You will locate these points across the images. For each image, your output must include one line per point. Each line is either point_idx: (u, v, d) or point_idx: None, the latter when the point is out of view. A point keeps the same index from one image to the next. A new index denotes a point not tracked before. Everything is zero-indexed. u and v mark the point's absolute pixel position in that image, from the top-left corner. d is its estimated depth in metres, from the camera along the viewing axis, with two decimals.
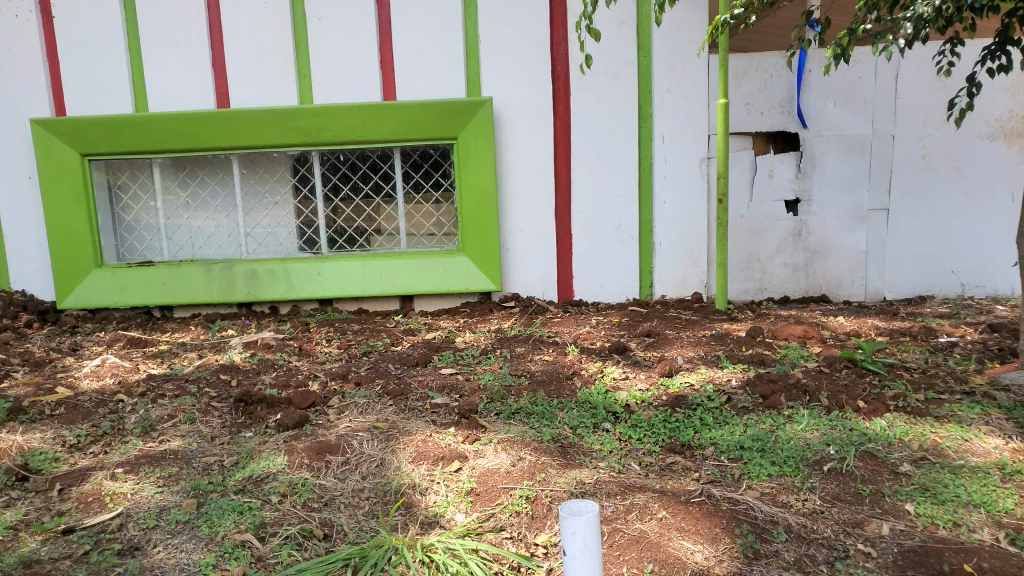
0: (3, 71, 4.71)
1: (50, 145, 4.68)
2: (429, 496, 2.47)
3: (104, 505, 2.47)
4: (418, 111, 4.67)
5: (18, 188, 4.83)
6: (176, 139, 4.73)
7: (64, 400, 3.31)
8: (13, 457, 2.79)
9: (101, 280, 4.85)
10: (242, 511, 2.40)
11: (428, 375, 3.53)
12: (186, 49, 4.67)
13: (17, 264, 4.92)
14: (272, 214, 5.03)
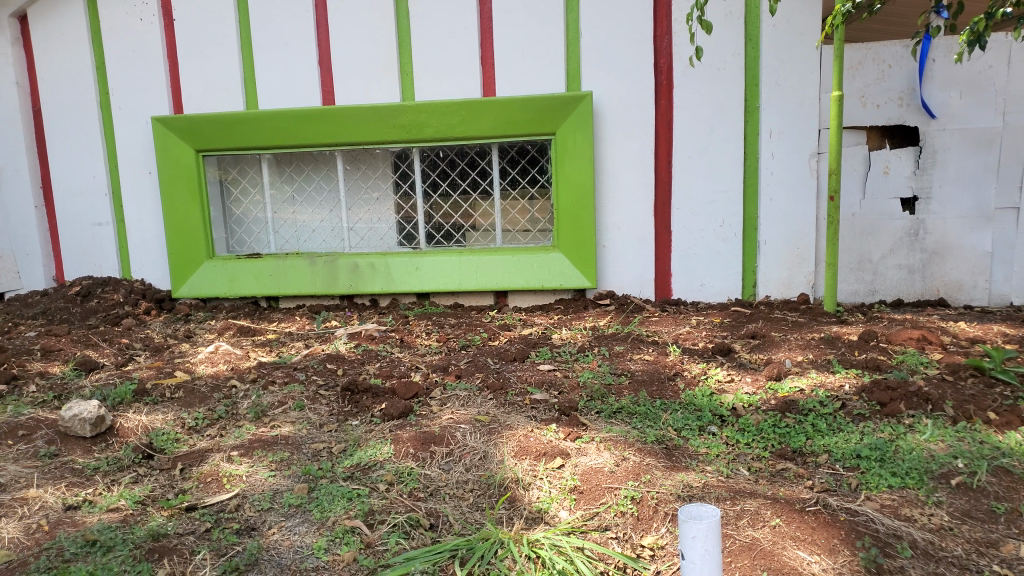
0: (128, 72, 5.00)
1: (168, 141, 4.94)
2: (533, 491, 2.47)
3: (222, 486, 2.59)
4: (516, 107, 4.67)
5: (139, 183, 5.11)
6: (284, 136, 4.91)
7: (183, 384, 3.49)
8: (140, 436, 2.95)
9: (213, 271, 5.09)
10: (352, 498, 2.46)
11: (527, 371, 3.52)
12: (296, 48, 4.83)
13: (138, 254, 5.22)
14: (373, 209, 5.14)
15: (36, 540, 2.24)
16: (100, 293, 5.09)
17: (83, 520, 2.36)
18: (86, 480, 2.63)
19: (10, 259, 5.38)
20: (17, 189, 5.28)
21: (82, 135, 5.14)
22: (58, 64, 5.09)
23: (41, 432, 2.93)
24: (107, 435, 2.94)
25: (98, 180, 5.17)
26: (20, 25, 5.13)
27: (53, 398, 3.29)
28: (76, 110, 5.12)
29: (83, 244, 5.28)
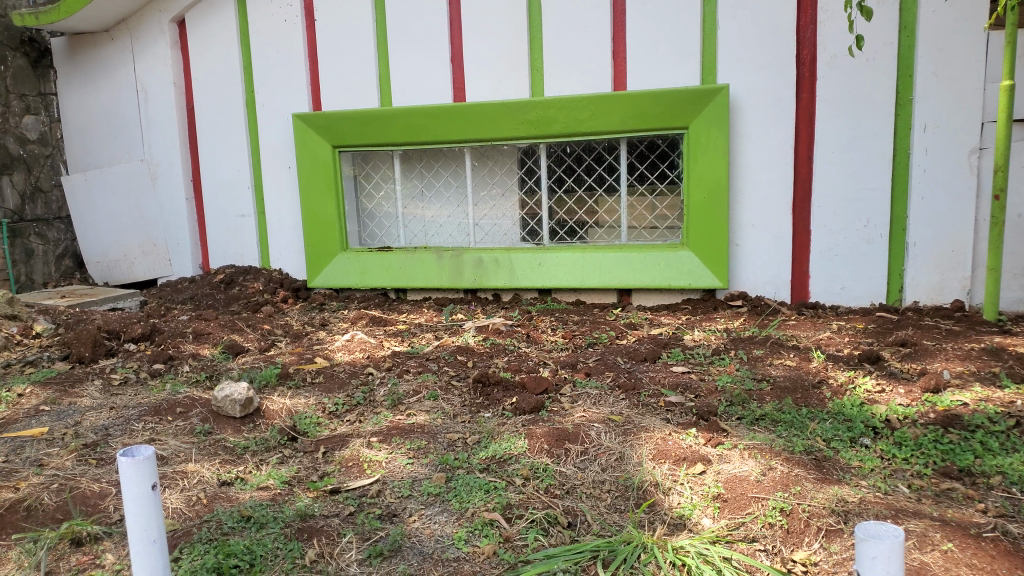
0: (273, 72, 5.25)
1: (308, 137, 5.15)
2: (673, 496, 2.39)
3: (363, 471, 2.65)
4: (647, 101, 4.57)
5: (280, 177, 5.35)
6: (416, 132, 5.01)
7: (322, 370, 3.62)
8: (284, 418, 3.07)
9: (346, 263, 5.26)
10: (489, 490, 2.47)
11: (659, 372, 3.43)
12: (431, 46, 4.92)
13: (277, 245, 5.47)
14: (499, 205, 5.15)
15: (196, 511, 2.37)
16: (242, 281, 5.37)
17: (237, 496, 2.48)
18: (238, 457, 2.76)
19: (164, 248, 5.77)
20: (171, 183, 5.65)
21: (230, 130, 5.44)
22: (211, 64, 5.41)
23: (197, 409, 3.10)
24: (255, 415, 3.08)
25: (242, 173, 5.45)
26: (178, 28, 5.49)
27: (205, 377, 3.47)
28: (226, 107, 5.42)
29: (228, 234, 5.59)
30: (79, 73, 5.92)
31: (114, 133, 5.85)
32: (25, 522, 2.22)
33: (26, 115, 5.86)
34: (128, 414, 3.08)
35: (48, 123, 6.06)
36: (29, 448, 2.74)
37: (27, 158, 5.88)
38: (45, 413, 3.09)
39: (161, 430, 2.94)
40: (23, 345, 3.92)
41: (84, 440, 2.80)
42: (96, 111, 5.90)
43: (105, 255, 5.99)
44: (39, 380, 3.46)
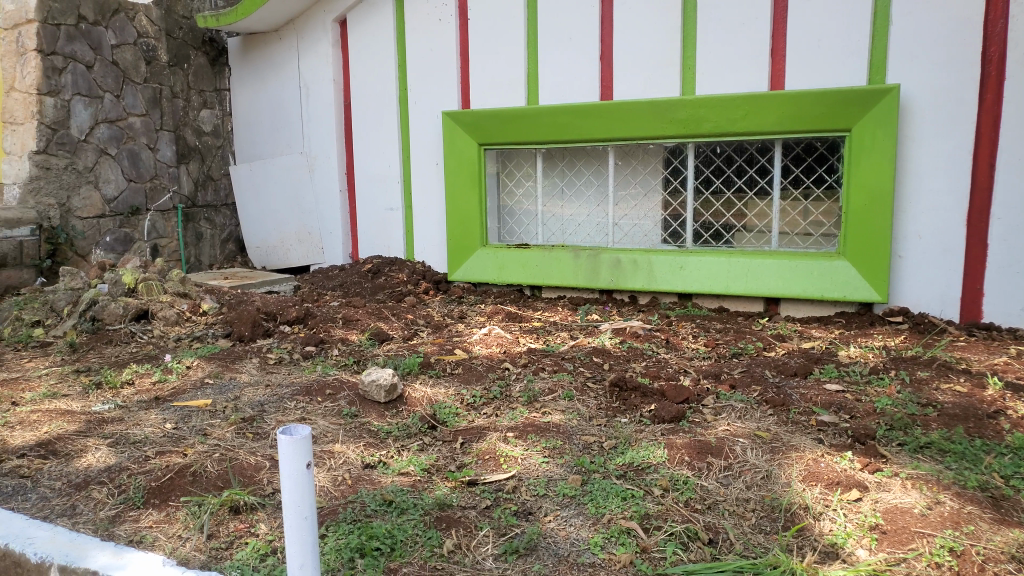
0: (426, 70, 5.40)
1: (456, 134, 5.26)
2: (824, 522, 2.25)
3: (499, 465, 2.66)
4: (807, 101, 4.33)
5: (427, 172, 5.49)
6: (561, 130, 4.99)
7: (462, 361, 3.67)
8: (425, 407, 3.14)
9: (485, 258, 5.32)
10: (627, 497, 2.41)
11: (811, 389, 3.23)
12: (581, 44, 4.89)
13: (421, 238, 5.62)
14: (640, 205, 5.02)
15: (342, 491, 2.46)
16: (387, 271, 5.57)
17: (379, 479, 2.55)
18: (381, 442, 2.83)
19: (316, 236, 6.08)
20: (327, 174, 5.94)
21: (382, 126, 5.64)
22: (368, 63, 5.64)
23: (344, 392, 3.23)
24: (398, 402, 3.17)
25: (393, 167, 5.64)
26: (340, 27, 5.76)
27: (353, 362, 3.61)
28: (380, 104, 5.63)
29: (376, 226, 5.81)
30: (250, 71, 6.33)
31: (278, 126, 6.22)
32: (192, 486, 2.38)
33: (203, 109, 6.35)
34: (282, 392, 3.25)
35: (222, 117, 6.53)
36: (195, 417, 2.96)
37: (202, 149, 6.36)
38: (210, 386, 3.33)
39: (311, 409, 3.08)
40: (192, 321, 4.23)
41: (242, 414, 2.98)
42: (263, 106, 6.30)
43: (265, 240, 6.39)
44: (205, 355, 3.72)
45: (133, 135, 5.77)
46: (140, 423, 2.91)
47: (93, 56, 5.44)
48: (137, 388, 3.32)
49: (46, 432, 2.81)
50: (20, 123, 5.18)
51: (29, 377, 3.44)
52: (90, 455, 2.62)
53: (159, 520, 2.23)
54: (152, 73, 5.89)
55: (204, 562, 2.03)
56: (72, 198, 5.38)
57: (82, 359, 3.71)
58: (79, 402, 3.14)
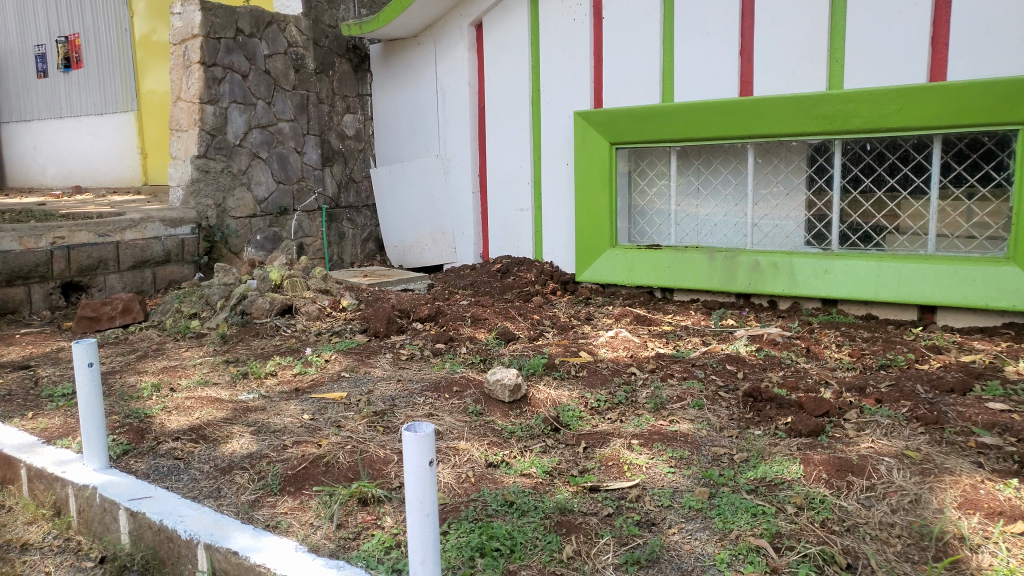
0: (560, 70, 5.39)
1: (587, 134, 5.20)
2: (982, 555, 2.06)
3: (622, 472, 2.60)
4: (973, 92, 3.95)
5: (559, 172, 5.47)
6: (696, 128, 4.81)
7: (587, 364, 3.63)
8: (549, 408, 3.12)
9: (614, 259, 5.22)
10: (757, 514, 2.29)
11: (970, 407, 2.95)
12: (719, 39, 4.72)
13: (551, 238, 5.61)
14: (782, 205, 4.78)
15: (465, 489, 2.49)
16: (516, 271, 5.61)
17: (502, 479, 2.55)
18: (504, 441, 2.84)
19: (450, 236, 6.21)
20: (461, 176, 6.07)
21: (516, 126, 5.68)
22: (503, 64, 5.71)
23: (470, 391, 3.27)
24: (522, 402, 3.17)
25: (524, 168, 5.67)
26: (475, 31, 5.86)
27: (479, 360, 3.65)
28: (514, 105, 5.68)
29: (507, 226, 5.87)
30: (391, 76, 6.58)
31: (416, 129, 6.41)
32: (324, 476, 2.49)
33: (347, 114, 6.65)
34: (412, 387, 3.34)
35: (363, 121, 6.82)
36: (330, 409, 3.09)
37: (345, 151, 6.66)
38: (345, 379, 3.47)
39: (438, 406, 3.14)
40: (332, 317, 4.43)
41: (374, 408, 3.08)
42: (402, 110, 6.52)
43: (402, 240, 6.60)
44: (342, 350, 3.89)
45: (282, 140, 6.12)
46: (281, 413, 3.07)
47: (248, 66, 5.82)
48: (280, 379, 3.52)
49: (198, 417, 3.03)
50: (184, 130, 5.62)
51: (186, 366, 3.72)
52: (235, 442, 2.79)
53: (293, 507, 2.34)
54: (300, 80, 6.23)
55: (333, 550, 2.11)
56: (227, 199, 5.76)
57: (232, 350, 3.97)
58: (228, 391, 3.36)
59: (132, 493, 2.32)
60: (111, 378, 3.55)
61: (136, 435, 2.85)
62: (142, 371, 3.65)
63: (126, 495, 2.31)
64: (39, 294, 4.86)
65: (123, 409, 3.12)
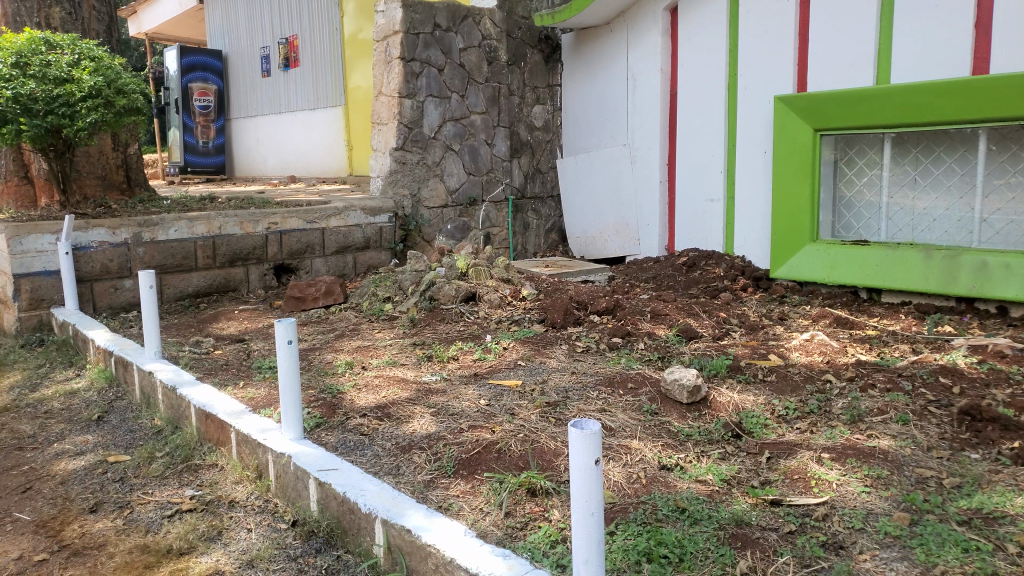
0: (759, 53, 5.09)
1: (788, 121, 4.86)
2: None
3: (809, 488, 2.39)
4: None
5: (755, 162, 5.17)
6: (914, 112, 4.31)
7: (776, 368, 3.39)
8: (730, 413, 2.95)
9: (814, 255, 4.84)
10: (969, 550, 2.01)
11: None
12: (947, 11, 4.18)
13: (744, 231, 5.32)
14: (1020, 198, 4.17)
15: (635, 490, 2.41)
16: (704, 265, 5.39)
17: (675, 483, 2.45)
18: (680, 444, 2.72)
19: (635, 228, 6.09)
20: (649, 166, 5.91)
21: (709, 114, 5.45)
22: (697, 49, 5.48)
23: (646, 389, 3.17)
24: (702, 405, 3.02)
25: (717, 158, 5.43)
26: (670, 16, 5.67)
27: (658, 357, 3.53)
28: (708, 91, 5.44)
29: (696, 218, 5.65)
30: (582, 65, 6.55)
31: (606, 119, 6.33)
32: (496, 463, 2.52)
33: (536, 105, 6.75)
34: (586, 380, 3.31)
35: (553, 112, 6.89)
36: (505, 396, 3.13)
37: (533, 143, 6.76)
38: (522, 368, 3.51)
39: (612, 402, 3.07)
40: (512, 306, 4.49)
41: (547, 399, 3.08)
42: (591, 100, 6.48)
43: (586, 231, 6.56)
44: (520, 338, 3.94)
45: (474, 132, 6.31)
46: (459, 397, 3.15)
47: (444, 60, 6.04)
48: (460, 363, 3.62)
49: (384, 395, 3.19)
50: (384, 123, 5.94)
51: (377, 346, 3.94)
52: (415, 422, 2.91)
53: (465, 491, 2.39)
54: (493, 73, 6.38)
55: (500, 538, 2.12)
56: (422, 190, 6.02)
57: (419, 334, 4.15)
58: (412, 372, 3.52)
59: (321, 464, 2.46)
60: (311, 355, 3.84)
61: (329, 409, 3.05)
62: (338, 349, 3.91)
63: (316, 466, 2.46)
64: (256, 274, 5.35)
65: (319, 384, 3.36)
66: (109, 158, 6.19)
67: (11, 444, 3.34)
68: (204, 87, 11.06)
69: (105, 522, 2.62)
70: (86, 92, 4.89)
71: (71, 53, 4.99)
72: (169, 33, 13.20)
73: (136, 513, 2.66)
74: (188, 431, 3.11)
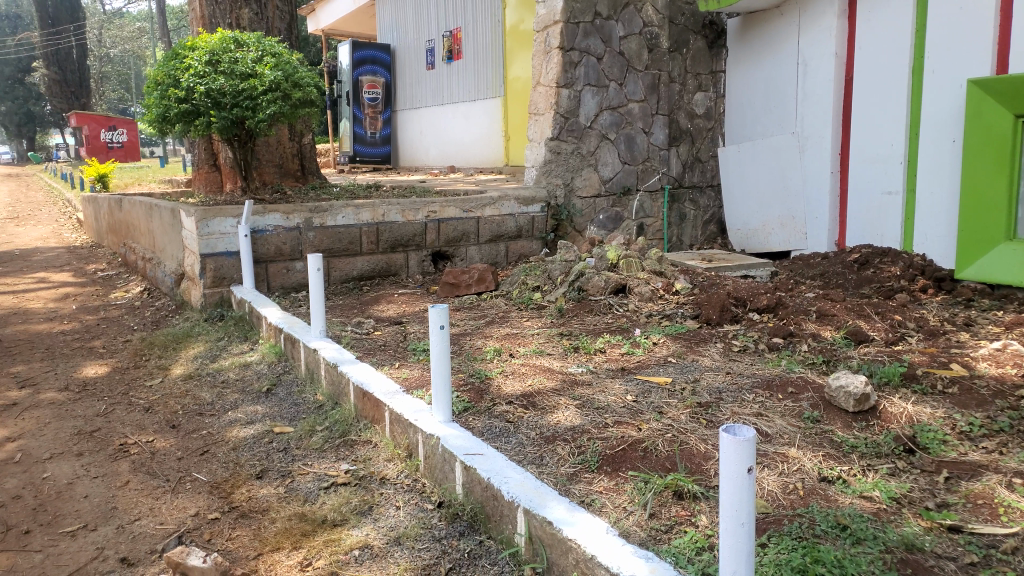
0: (950, 33, 4.58)
1: (983, 106, 4.34)
2: None
3: (995, 516, 2.13)
4: None
5: (943, 152, 4.69)
6: None
7: (959, 379, 3.06)
8: (903, 425, 2.70)
9: (1010, 254, 4.33)
10: None
11: None
12: None
13: (925, 228, 4.87)
14: None
15: (791, 501, 2.26)
16: (878, 263, 4.93)
17: (836, 497, 2.27)
18: (843, 456, 2.52)
19: (801, 222, 5.74)
20: (819, 156, 5.56)
21: (889, 101, 5.02)
22: (879, 30, 5.04)
23: (808, 394, 2.97)
24: (870, 414, 2.79)
25: (896, 148, 5.00)
26: None
27: (822, 361, 3.30)
28: (889, 76, 5.00)
29: (872, 212, 5.23)
30: (749, 50, 6.25)
31: (773, 107, 6.02)
32: (641, 462, 2.45)
33: (698, 92, 6.53)
34: (742, 382, 3.15)
35: (715, 99, 6.66)
36: (654, 394, 3.04)
37: (693, 131, 6.56)
38: (672, 365, 3.40)
39: (769, 406, 2.90)
40: (665, 300, 4.37)
41: (699, 399, 2.96)
42: (759, 86, 6.17)
43: (748, 224, 6.27)
44: (672, 334, 3.82)
45: (631, 121, 6.20)
46: (605, 391, 3.10)
47: (604, 49, 5.95)
48: (608, 357, 3.56)
49: (530, 384, 3.20)
50: (541, 113, 5.97)
51: (525, 335, 3.96)
52: (560, 413, 2.89)
53: (609, 487, 2.34)
54: (654, 60, 6.23)
55: (643, 539, 2.05)
56: (576, 179, 6.01)
57: (568, 324, 4.13)
58: (559, 362, 3.51)
59: (467, 448, 2.49)
60: (461, 340, 3.92)
61: (477, 395, 3.10)
62: (487, 335, 3.97)
63: (463, 450, 2.49)
64: (414, 260, 5.55)
65: (468, 369, 3.43)
66: (286, 147, 6.65)
67: (192, 410, 3.69)
68: (373, 80, 11.60)
69: (269, 489, 2.82)
70: (267, 86, 5.24)
71: (256, 50, 5.39)
72: (343, 29, 13.97)
73: (297, 482, 2.84)
74: (346, 407, 3.26)
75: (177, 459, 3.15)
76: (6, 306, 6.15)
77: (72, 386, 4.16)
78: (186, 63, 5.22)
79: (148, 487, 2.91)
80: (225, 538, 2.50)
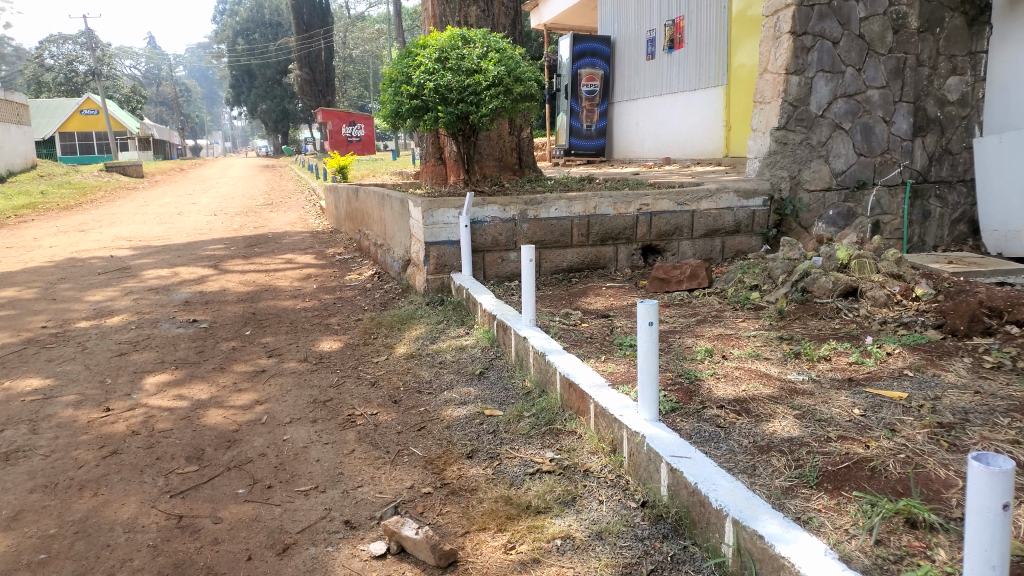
0: None
1: None
2: None
3: None
4: None
5: None
6: None
7: None
8: None
9: None
10: None
11: None
12: None
13: None
14: None
15: None
16: None
17: None
18: None
19: None
20: None
21: None
22: None
23: None
24: None
25: None
26: None
27: None
28: None
29: None
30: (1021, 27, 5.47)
31: None
32: (868, 483, 2.23)
33: (952, 76, 5.86)
34: (994, 404, 2.76)
35: (973, 83, 5.93)
36: (885, 409, 2.76)
37: (944, 120, 5.92)
38: (909, 378, 3.07)
39: None
40: (902, 306, 3.97)
41: (940, 419, 2.64)
42: None
43: (1009, 226, 5.48)
44: (908, 344, 3.45)
45: (869, 109, 5.71)
46: (829, 402, 2.87)
47: (841, 31, 5.49)
48: (832, 365, 3.30)
49: (744, 389, 3.04)
50: (768, 102, 5.65)
51: (740, 336, 3.77)
52: (777, 422, 2.71)
53: (829, 506, 2.15)
54: (899, 42, 5.66)
55: (868, 567, 1.86)
56: (803, 171, 5.65)
57: (788, 327, 3.88)
58: (777, 367, 3.30)
59: (674, 450, 2.41)
60: (671, 337, 3.82)
61: (686, 395, 3.00)
62: (699, 334, 3.84)
63: (669, 450, 2.42)
64: (625, 254, 5.50)
65: (677, 368, 3.33)
66: (506, 141, 6.87)
67: (412, 387, 3.93)
68: (593, 73, 11.66)
69: (478, 469, 2.92)
70: (491, 81, 5.43)
71: (481, 47, 5.61)
72: (564, 23, 14.20)
73: (504, 465, 2.92)
74: (552, 396, 3.30)
75: (397, 432, 3.37)
76: (260, 282, 6.94)
77: (310, 358, 4.61)
78: (418, 61, 5.56)
79: (371, 456, 3.14)
80: (436, 513, 2.63)
